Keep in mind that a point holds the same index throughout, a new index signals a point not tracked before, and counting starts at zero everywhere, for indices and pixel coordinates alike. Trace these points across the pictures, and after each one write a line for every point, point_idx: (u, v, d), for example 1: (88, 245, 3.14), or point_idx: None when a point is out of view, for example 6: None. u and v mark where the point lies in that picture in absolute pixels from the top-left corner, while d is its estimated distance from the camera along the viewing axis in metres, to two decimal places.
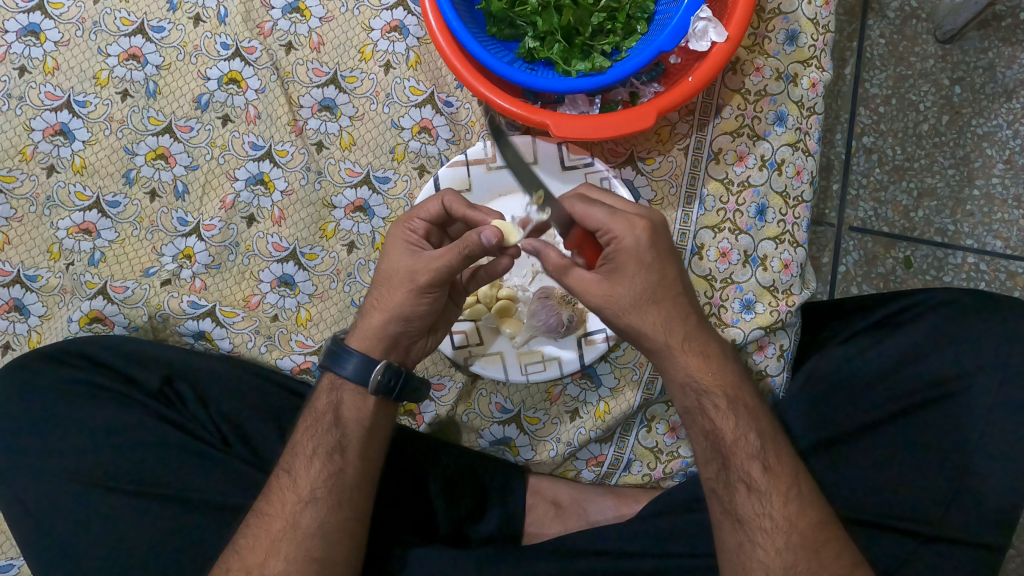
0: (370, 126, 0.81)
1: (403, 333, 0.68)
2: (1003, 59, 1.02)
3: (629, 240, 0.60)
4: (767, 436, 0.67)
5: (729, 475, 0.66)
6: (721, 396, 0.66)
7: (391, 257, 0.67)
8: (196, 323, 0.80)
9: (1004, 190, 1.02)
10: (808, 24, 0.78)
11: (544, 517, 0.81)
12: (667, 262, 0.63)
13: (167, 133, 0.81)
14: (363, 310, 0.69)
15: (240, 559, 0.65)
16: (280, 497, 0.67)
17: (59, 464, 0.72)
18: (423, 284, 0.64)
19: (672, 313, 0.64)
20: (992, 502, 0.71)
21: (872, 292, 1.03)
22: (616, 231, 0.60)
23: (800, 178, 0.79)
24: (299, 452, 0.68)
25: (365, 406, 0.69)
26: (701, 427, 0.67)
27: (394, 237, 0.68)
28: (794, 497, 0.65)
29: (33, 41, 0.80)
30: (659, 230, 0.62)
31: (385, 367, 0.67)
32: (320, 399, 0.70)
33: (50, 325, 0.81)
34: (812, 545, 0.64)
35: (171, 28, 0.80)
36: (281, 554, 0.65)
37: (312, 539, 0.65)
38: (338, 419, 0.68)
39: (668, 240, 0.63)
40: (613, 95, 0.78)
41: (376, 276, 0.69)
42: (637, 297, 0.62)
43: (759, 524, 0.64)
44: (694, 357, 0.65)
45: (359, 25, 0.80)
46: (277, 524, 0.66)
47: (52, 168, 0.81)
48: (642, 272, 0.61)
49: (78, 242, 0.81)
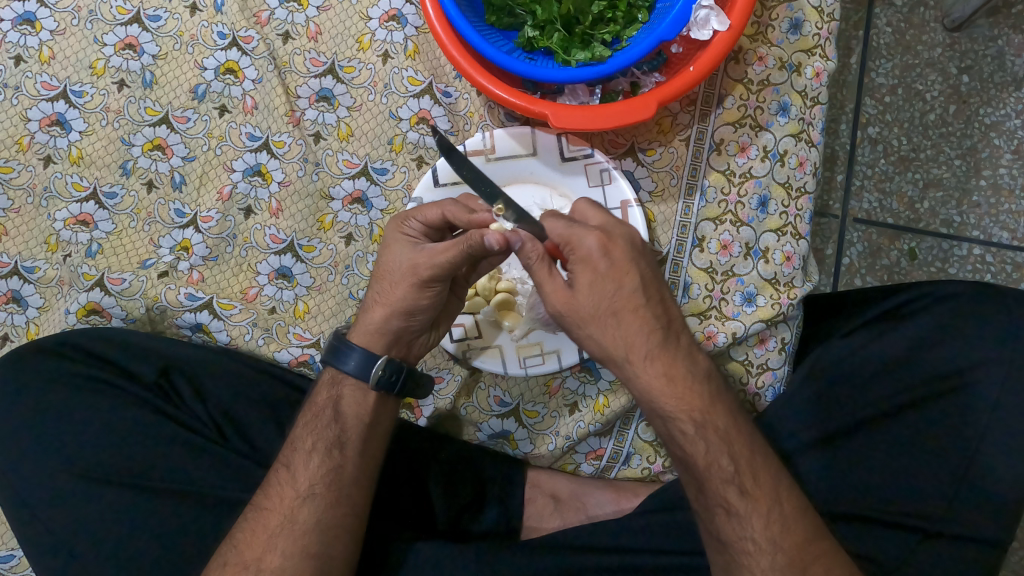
0: (368, 117, 0.80)
1: (406, 328, 0.68)
2: (1012, 47, 1.00)
3: (581, 249, 0.60)
4: (744, 460, 0.65)
5: (706, 500, 0.65)
6: (687, 421, 0.64)
7: (392, 254, 0.67)
8: (194, 315, 0.80)
9: (1012, 181, 1.01)
10: (813, 12, 0.77)
11: (543, 511, 0.80)
12: (624, 275, 0.61)
13: (164, 124, 0.80)
14: (364, 305, 0.69)
15: (238, 553, 0.65)
16: (280, 491, 0.67)
17: (58, 457, 0.72)
18: (424, 277, 0.64)
19: (633, 330, 0.61)
20: (996, 499, 0.70)
21: (876, 284, 1.01)
22: (573, 241, 0.61)
23: (802, 170, 0.78)
24: (298, 447, 0.68)
25: (359, 402, 0.68)
26: (675, 450, 0.66)
27: (390, 235, 0.68)
28: (776, 519, 0.64)
29: (28, 30, 0.79)
30: (611, 238, 0.61)
31: (387, 362, 0.67)
32: (320, 394, 0.70)
33: (48, 317, 0.80)
34: (798, 565, 0.63)
35: (167, 17, 0.79)
36: (278, 549, 0.65)
37: (310, 536, 0.65)
38: (331, 421, 0.68)
39: (627, 250, 0.61)
40: (613, 85, 0.77)
41: (374, 273, 0.69)
42: (593, 310, 0.61)
43: (742, 548, 0.64)
44: (657, 380, 0.63)
45: (357, 14, 0.79)
46: (275, 519, 0.66)
47: (49, 159, 0.80)
48: (598, 284, 0.60)
49: (75, 233, 0.80)
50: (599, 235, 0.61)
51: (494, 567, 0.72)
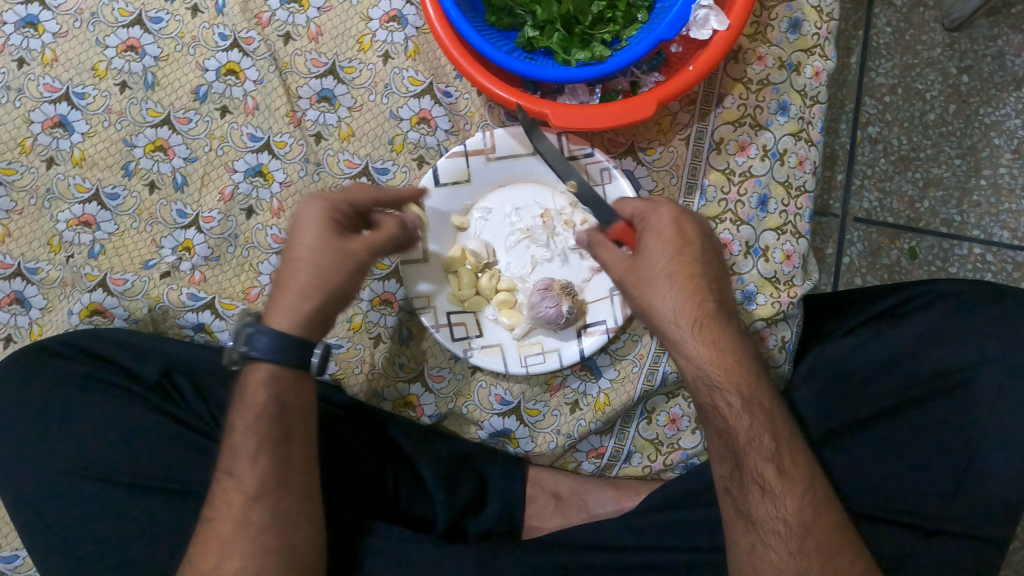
0: (369, 117, 0.80)
1: (336, 313, 0.69)
2: (1012, 47, 1.01)
3: (654, 220, 0.65)
4: (783, 439, 0.65)
5: (742, 477, 0.65)
6: (735, 393, 0.64)
7: (327, 239, 0.64)
8: (196, 315, 0.80)
9: (1012, 179, 1.01)
10: (812, 11, 0.77)
11: (544, 510, 0.81)
12: (691, 246, 0.64)
13: (166, 125, 0.80)
14: (289, 289, 0.65)
15: (195, 565, 0.64)
16: (226, 498, 0.65)
17: (61, 457, 0.72)
18: (369, 265, 0.67)
19: (688, 295, 0.63)
20: (998, 497, 0.70)
21: (877, 284, 1.02)
22: (647, 212, 0.66)
23: (802, 169, 0.79)
24: (239, 451, 0.66)
25: (299, 389, 0.68)
26: (716, 423, 0.65)
27: (320, 219, 0.64)
28: (809, 501, 0.65)
29: (31, 32, 0.80)
30: (684, 215, 0.65)
31: (321, 351, 0.68)
32: (255, 394, 0.66)
33: (51, 318, 0.81)
34: (825, 552, 0.63)
35: (169, 19, 0.80)
36: (235, 552, 0.63)
37: (268, 530, 0.64)
38: (275, 415, 0.66)
39: (696, 228, 0.65)
40: (613, 84, 0.78)
41: (291, 254, 0.65)
42: (652, 274, 0.63)
43: (772, 528, 0.64)
44: (706, 348, 0.63)
45: (357, 15, 0.80)
46: (226, 525, 0.65)
47: (51, 161, 0.80)
48: (660, 248, 0.64)
49: (78, 234, 0.80)
50: (675, 210, 0.65)
51: (496, 566, 0.72)
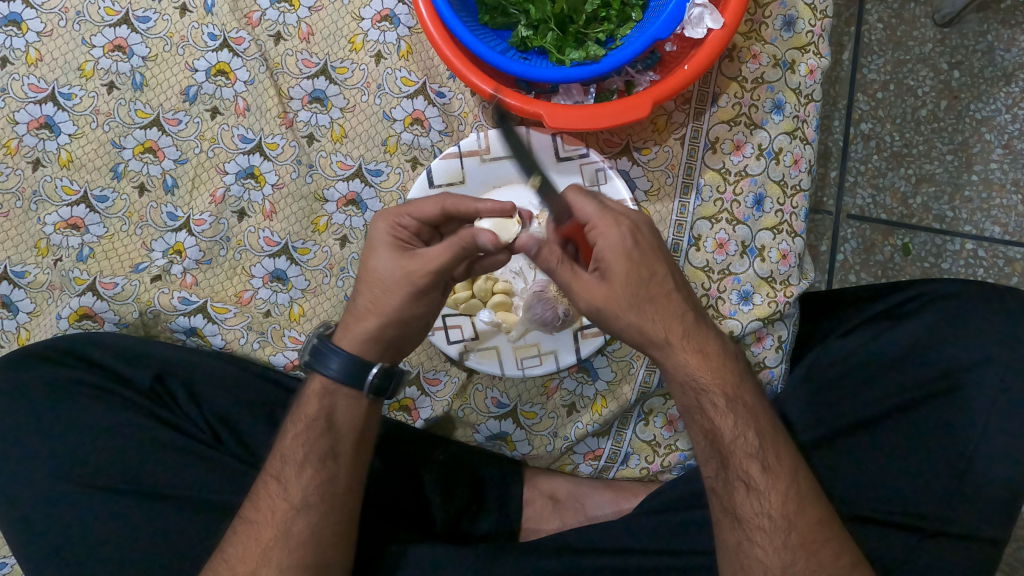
0: (361, 118, 0.79)
1: (400, 336, 0.66)
2: (1003, 42, 1.01)
3: (613, 238, 0.59)
4: (766, 436, 0.65)
5: (727, 474, 0.65)
6: (720, 395, 0.64)
7: (375, 259, 0.64)
8: (187, 319, 0.79)
9: (1003, 175, 1.01)
10: (805, 10, 0.77)
11: (542, 512, 0.80)
12: (656, 261, 0.61)
13: (155, 126, 0.79)
14: (352, 310, 0.66)
15: (229, 567, 0.64)
16: (271, 504, 0.66)
17: (50, 465, 0.71)
18: (423, 286, 0.63)
19: (670, 310, 0.62)
20: (994, 496, 0.70)
21: (870, 280, 1.02)
22: (602, 228, 0.59)
23: (797, 168, 0.78)
24: (289, 459, 0.67)
25: (352, 410, 0.68)
26: (701, 425, 0.65)
27: (385, 237, 0.64)
28: (793, 496, 0.65)
29: (15, 31, 0.78)
30: (639, 227, 0.61)
31: (382, 371, 0.66)
32: (310, 404, 0.67)
33: (39, 322, 0.80)
34: (809, 546, 0.64)
35: (157, 19, 0.79)
36: (273, 562, 0.64)
37: (305, 547, 0.65)
38: (319, 427, 0.67)
39: (654, 239, 0.62)
40: (607, 84, 0.77)
41: (363, 278, 0.65)
42: (631, 296, 0.60)
43: (757, 523, 0.64)
44: (693, 355, 0.63)
45: (349, 14, 0.79)
46: (268, 532, 0.65)
47: (38, 162, 0.79)
48: (633, 272, 0.60)
49: (66, 237, 0.79)
50: (632, 224, 0.61)
51: (494, 570, 0.72)
